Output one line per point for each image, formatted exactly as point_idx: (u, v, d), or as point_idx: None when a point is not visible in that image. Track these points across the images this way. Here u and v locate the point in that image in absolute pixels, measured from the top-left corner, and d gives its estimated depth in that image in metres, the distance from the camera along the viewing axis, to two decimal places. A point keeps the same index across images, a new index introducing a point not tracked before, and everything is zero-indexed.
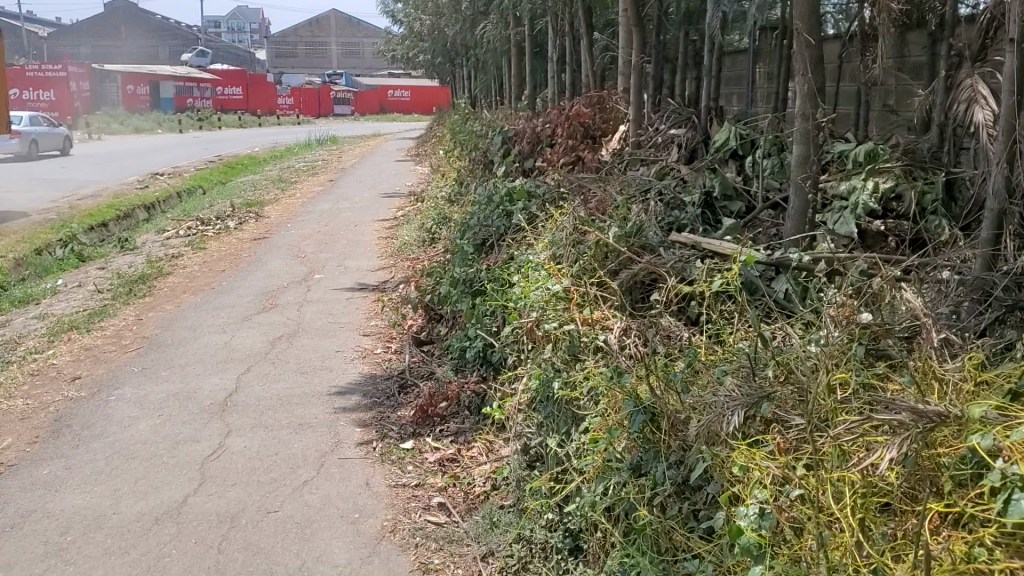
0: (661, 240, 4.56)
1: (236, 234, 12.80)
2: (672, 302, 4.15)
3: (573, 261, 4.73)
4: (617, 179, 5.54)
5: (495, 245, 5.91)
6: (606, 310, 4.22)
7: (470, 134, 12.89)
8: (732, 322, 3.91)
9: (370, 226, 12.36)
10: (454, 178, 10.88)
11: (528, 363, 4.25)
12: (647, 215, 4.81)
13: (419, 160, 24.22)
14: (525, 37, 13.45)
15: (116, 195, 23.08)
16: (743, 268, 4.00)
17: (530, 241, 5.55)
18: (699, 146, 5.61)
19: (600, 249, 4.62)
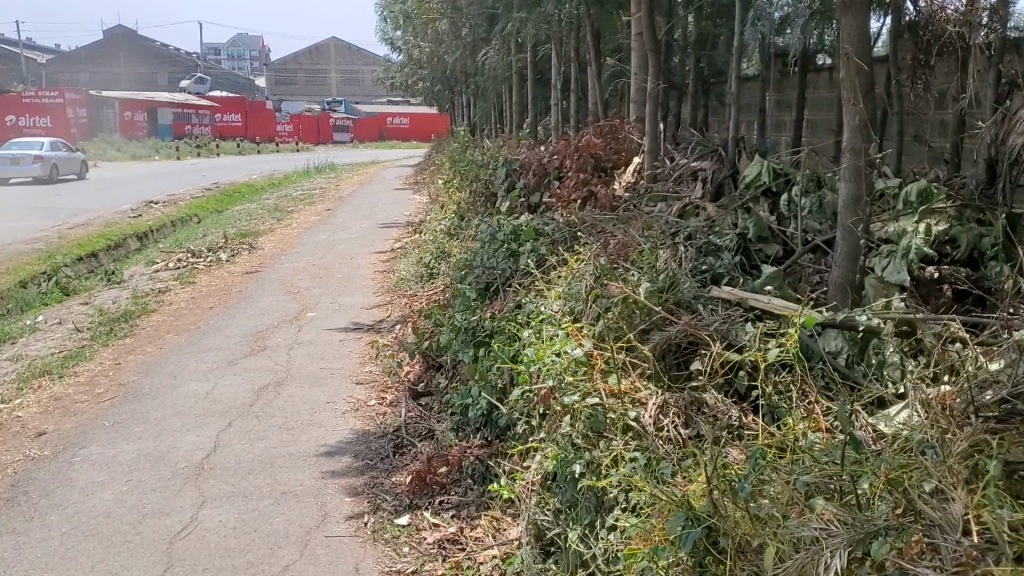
0: (697, 295, 4.10)
1: (226, 267, 12.30)
2: (718, 372, 3.65)
3: (593, 319, 4.23)
4: (638, 221, 5.10)
5: (500, 290, 5.35)
6: (635, 380, 3.73)
7: (471, 164, 12.41)
8: (789, 396, 3.47)
9: (367, 260, 11.85)
10: (454, 210, 10.38)
11: (542, 438, 3.74)
12: (677, 262, 4.35)
13: (419, 188, 23.75)
14: (527, 64, 12.99)
15: (108, 224, 22.64)
16: (800, 331, 3.62)
17: (541, 288, 5.06)
18: (726, 181, 5.22)
19: (627, 306, 4.11)
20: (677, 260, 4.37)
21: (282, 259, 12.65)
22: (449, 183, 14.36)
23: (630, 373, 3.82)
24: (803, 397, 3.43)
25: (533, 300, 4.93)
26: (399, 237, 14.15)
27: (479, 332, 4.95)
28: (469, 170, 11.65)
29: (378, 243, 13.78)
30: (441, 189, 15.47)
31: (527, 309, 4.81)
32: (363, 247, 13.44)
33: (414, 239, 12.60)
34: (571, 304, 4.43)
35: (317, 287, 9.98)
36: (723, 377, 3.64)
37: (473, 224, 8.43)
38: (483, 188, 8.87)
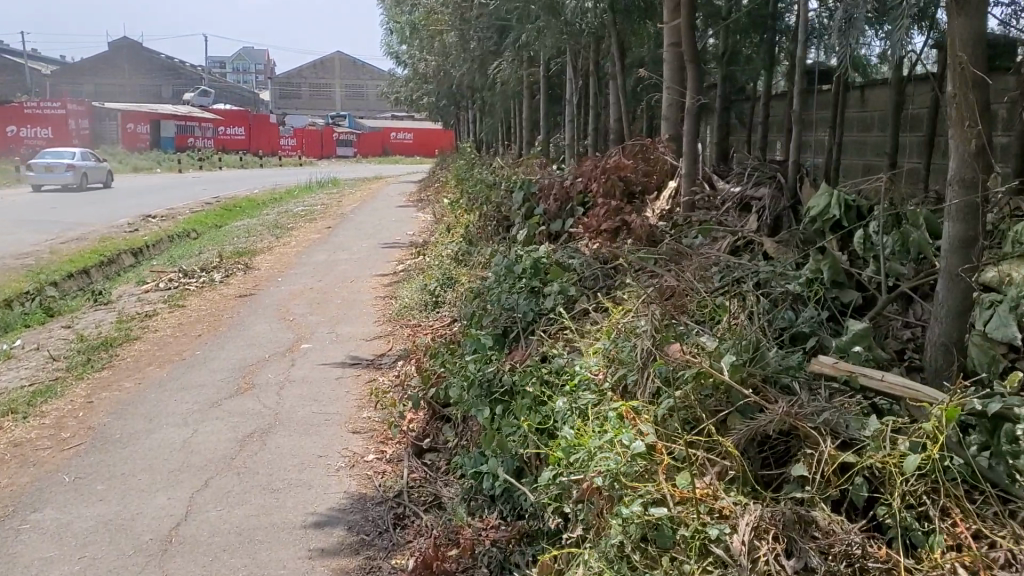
0: (784, 368, 3.61)
1: (219, 288, 11.64)
2: (832, 480, 3.11)
3: (652, 395, 3.66)
4: (692, 260, 4.67)
5: (523, 340, 4.71)
6: (714, 482, 3.16)
7: (479, 182, 11.74)
8: (925, 508, 2.98)
9: (368, 283, 11.18)
10: (462, 233, 9.71)
11: (589, 550, 3.12)
12: (751, 325, 3.89)
13: (423, 205, 23.09)
14: (540, 79, 12.35)
15: (103, 239, 21.96)
16: (939, 426, 3.10)
17: (574, 336, 4.42)
18: (786, 214, 4.86)
19: (699, 381, 3.54)
20: (750, 324, 3.90)
21: (279, 281, 11.97)
22: (456, 202, 13.71)
23: (705, 474, 3.22)
24: (942, 515, 2.96)
25: (565, 354, 4.29)
26: (402, 258, 13.50)
27: (497, 386, 4.30)
28: (478, 190, 11.00)
29: (379, 265, 13.11)
30: (447, 209, 14.82)
31: (558, 366, 4.17)
32: (364, 269, 12.77)
33: (417, 262, 11.93)
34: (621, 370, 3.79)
35: (314, 314, 9.30)
36: (837, 488, 3.10)
37: (484, 251, 7.74)
38: (494, 210, 8.19)
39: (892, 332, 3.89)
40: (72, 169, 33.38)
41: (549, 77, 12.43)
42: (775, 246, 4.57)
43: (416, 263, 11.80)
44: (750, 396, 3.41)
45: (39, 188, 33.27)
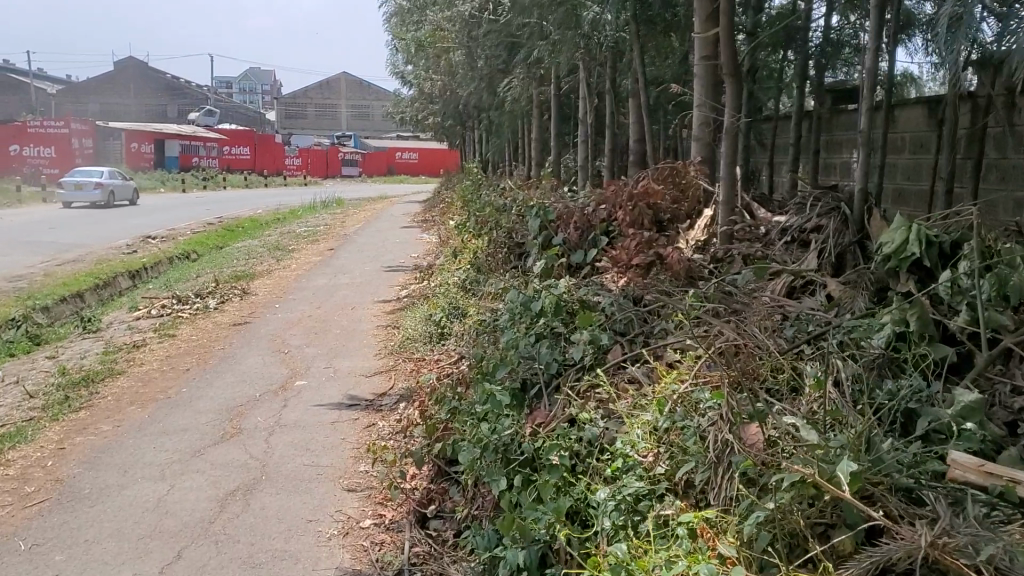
0: (903, 471, 3.02)
1: (213, 316, 11.06)
2: None
3: (724, 489, 3.23)
4: (761, 305, 4.25)
5: (545, 396, 4.31)
6: None
7: (487, 204, 11.16)
8: None
9: (369, 311, 10.55)
10: (469, 259, 9.12)
11: None
12: (839, 392, 3.46)
13: (428, 226, 22.51)
14: (551, 98, 11.80)
15: (99, 261, 21.39)
16: None
17: (607, 396, 4.07)
18: (850, 253, 4.45)
19: (803, 492, 2.95)
20: (852, 407, 3.35)
21: (276, 308, 11.38)
22: (463, 225, 13.13)
23: None
24: None
25: (600, 422, 3.91)
26: (405, 283, 12.91)
27: (513, 453, 3.83)
28: (487, 213, 10.42)
29: (381, 290, 12.48)
30: (453, 232, 14.23)
31: (592, 436, 3.80)
32: (366, 295, 12.15)
33: (421, 289, 11.33)
34: (689, 465, 3.34)
35: (311, 346, 8.69)
36: None
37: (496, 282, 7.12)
38: (505, 236, 7.57)
39: (1000, 399, 3.43)
40: (101, 188, 35.53)
41: (559, 96, 11.89)
42: (842, 287, 4.23)
43: (421, 289, 11.19)
44: (873, 516, 2.80)
45: (70, 205, 35.43)
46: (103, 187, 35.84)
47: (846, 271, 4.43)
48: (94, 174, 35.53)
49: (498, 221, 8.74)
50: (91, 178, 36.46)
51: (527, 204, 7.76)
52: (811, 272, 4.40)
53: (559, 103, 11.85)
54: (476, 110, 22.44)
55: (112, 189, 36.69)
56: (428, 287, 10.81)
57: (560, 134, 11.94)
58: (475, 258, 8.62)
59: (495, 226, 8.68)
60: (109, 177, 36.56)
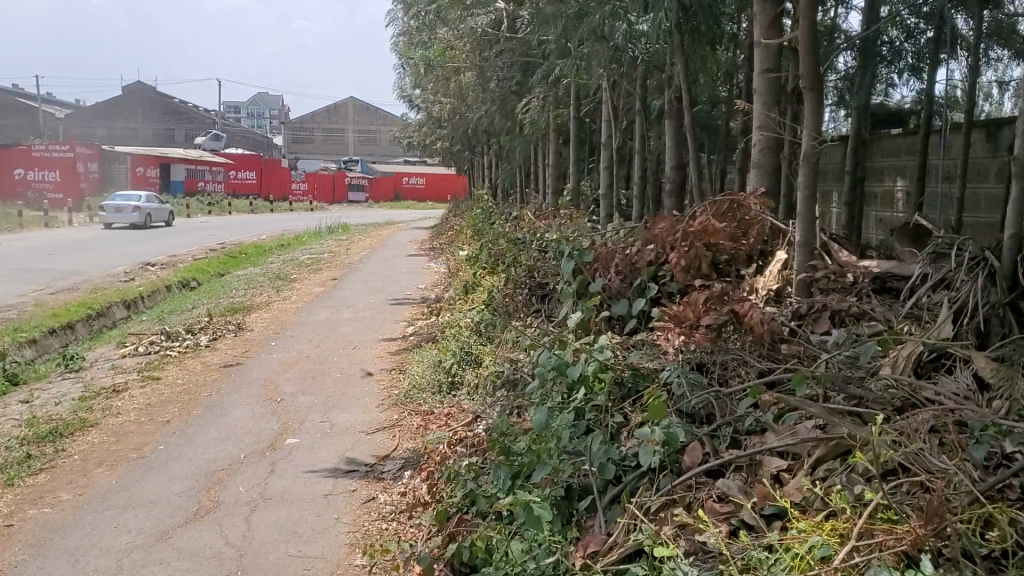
0: None
1: (204, 355, 10.23)
2: None
3: None
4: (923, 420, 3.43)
5: (597, 504, 3.60)
6: None
7: (501, 235, 10.34)
8: None
9: (372, 351, 9.68)
10: (481, 296, 8.28)
11: None
12: None
13: (435, 255, 21.70)
14: (570, 123, 11.02)
15: (94, 290, 20.59)
16: None
17: (688, 520, 3.22)
18: (995, 320, 4.01)
19: None
20: None
21: (272, 346, 10.52)
22: (475, 257, 12.30)
23: None
24: None
25: (686, 558, 3.03)
26: (411, 319, 12.06)
27: None
28: (501, 247, 9.60)
29: (386, 327, 11.62)
30: (463, 265, 13.41)
31: None
32: (370, 331, 11.30)
33: (428, 327, 10.48)
34: None
35: (307, 395, 7.83)
36: None
37: (514, 327, 6.26)
38: (523, 276, 6.79)
39: None
40: (138, 209, 37.64)
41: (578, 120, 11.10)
42: (992, 366, 3.70)
43: (429, 328, 10.33)
44: None
45: (108, 225, 37.38)
46: (140, 209, 37.77)
47: (992, 343, 4.01)
48: (132, 196, 37.51)
49: (515, 255, 7.89)
50: (131, 199, 38.59)
51: (551, 240, 6.95)
52: (952, 346, 3.84)
53: (580, 127, 11.07)
54: (486, 135, 21.68)
55: (148, 211, 38.71)
56: (438, 327, 9.95)
57: (579, 160, 11.14)
58: (490, 298, 7.78)
59: (512, 262, 7.83)
60: (149, 200, 39.04)
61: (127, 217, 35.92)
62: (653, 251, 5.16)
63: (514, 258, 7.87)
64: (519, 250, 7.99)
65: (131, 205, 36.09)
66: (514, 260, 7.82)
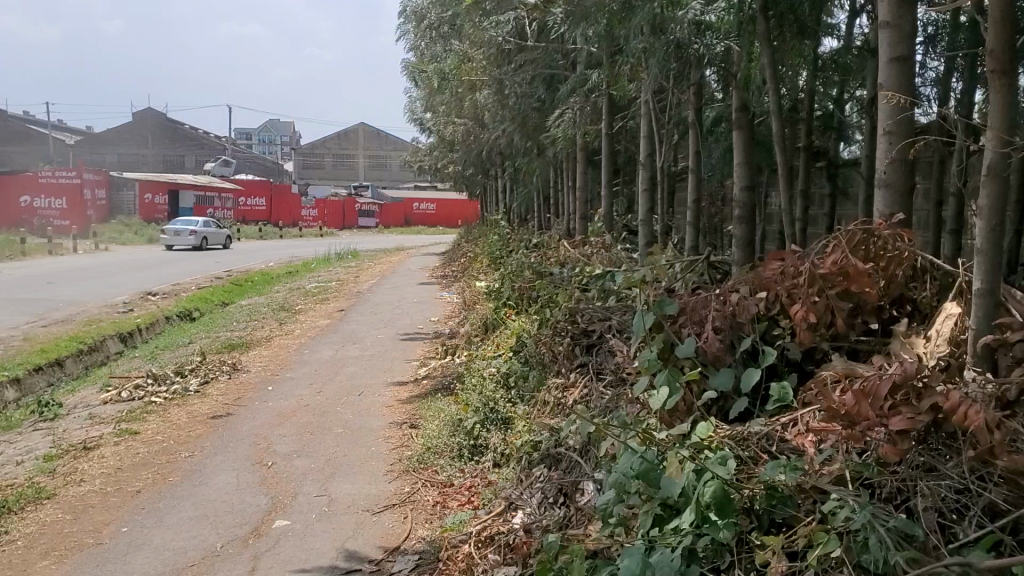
0: None
1: (192, 403, 9.09)
2: None
3: None
4: None
5: None
6: None
7: (527, 267, 9.17)
8: None
9: (381, 399, 8.50)
10: (507, 340, 7.11)
11: None
12: None
13: (448, 284, 20.61)
14: (604, 140, 9.88)
15: (91, 321, 19.61)
16: None
17: None
18: None
19: None
20: None
21: (267, 393, 9.31)
22: (495, 291, 11.15)
23: None
24: None
25: None
26: (424, 358, 10.89)
27: None
28: (528, 281, 8.43)
29: (396, 368, 10.43)
30: (482, 298, 12.24)
31: None
32: (378, 373, 10.11)
33: (444, 372, 9.31)
34: None
35: (304, 457, 6.65)
36: None
37: (556, 386, 5.07)
38: (563, 315, 5.48)
39: None
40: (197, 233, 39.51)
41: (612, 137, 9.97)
42: None
43: (446, 374, 9.15)
44: None
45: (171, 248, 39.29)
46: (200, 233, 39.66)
47: None
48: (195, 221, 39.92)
49: (548, 291, 6.71)
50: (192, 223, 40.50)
51: (593, 279, 5.80)
52: None
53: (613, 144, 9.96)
54: (502, 158, 20.62)
55: (206, 234, 40.55)
56: (455, 374, 8.79)
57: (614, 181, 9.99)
58: (518, 343, 6.63)
59: (545, 299, 6.66)
60: (206, 223, 40.86)
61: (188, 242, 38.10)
62: (757, 302, 3.89)
63: (547, 294, 6.69)
64: (553, 284, 6.81)
65: (192, 230, 38.17)
66: (549, 296, 6.64)
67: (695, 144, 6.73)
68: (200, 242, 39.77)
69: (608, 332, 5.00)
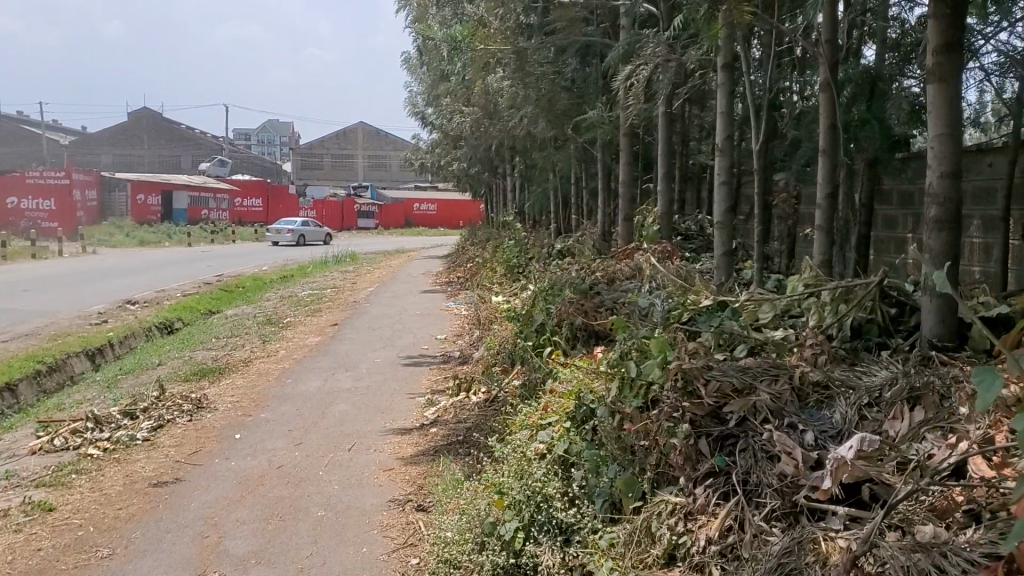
0: None
1: (135, 461, 7.07)
2: None
3: None
4: None
5: None
6: None
7: (567, 282, 7.19)
8: None
9: (379, 459, 6.46)
10: (553, 403, 5.07)
11: None
12: None
13: (454, 293, 18.72)
14: (663, 120, 7.95)
15: (60, 334, 17.71)
16: None
17: None
18: None
19: None
20: None
21: (233, 446, 7.27)
22: (521, 310, 9.14)
23: None
24: None
25: None
26: (430, 393, 8.86)
27: None
28: (574, 307, 6.40)
29: (397, 407, 8.39)
30: (501, 317, 10.24)
31: None
32: (373, 415, 8.08)
33: (461, 421, 7.29)
34: None
35: (265, 566, 4.64)
36: None
37: (672, 505, 3.61)
38: (678, 383, 3.97)
39: None
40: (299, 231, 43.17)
41: (672, 117, 8.04)
42: None
43: (463, 425, 7.13)
44: None
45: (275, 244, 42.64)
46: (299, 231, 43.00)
47: None
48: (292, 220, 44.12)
49: (626, 345, 4.71)
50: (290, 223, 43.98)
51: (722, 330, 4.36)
52: None
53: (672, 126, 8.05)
54: (514, 153, 18.67)
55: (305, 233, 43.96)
56: (476, 429, 6.77)
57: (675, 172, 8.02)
58: (577, 408, 4.60)
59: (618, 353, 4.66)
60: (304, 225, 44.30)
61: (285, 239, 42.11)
62: None
63: (621, 349, 4.70)
64: (629, 330, 4.83)
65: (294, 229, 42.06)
66: (624, 350, 4.66)
67: (827, 109, 5.27)
68: (297, 239, 43.56)
69: (762, 426, 3.60)
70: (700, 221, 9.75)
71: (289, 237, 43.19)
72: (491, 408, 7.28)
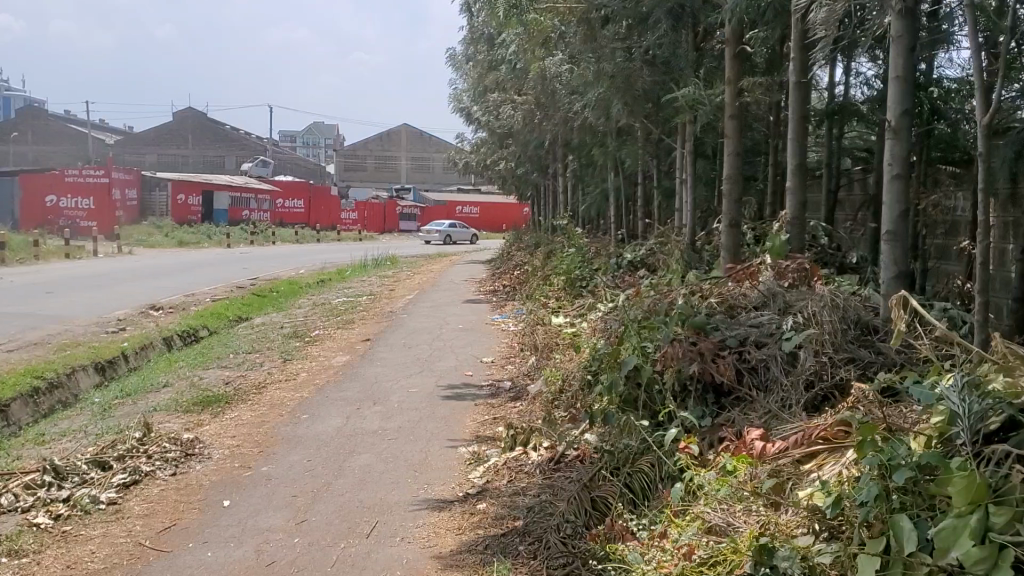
0: None
1: (89, 542, 5.31)
2: None
3: None
4: None
5: None
6: None
7: (668, 310, 5.31)
8: None
9: (406, 558, 4.64)
10: (711, 543, 3.44)
11: None
12: None
13: (501, 304, 16.99)
14: (797, 92, 6.13)
15: (73, 344, 16.14)
16: None
17: None
18: None
19: None
20: None
21: (216, 522, 5.48)
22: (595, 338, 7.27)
23: None
24: None
25: None
26: (475, 441, 7.00)
27: None
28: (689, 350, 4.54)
29: (432, 460, 6.54)
30: (566, 344, 8.38)
31: None
32: (403, 473, 6.25)
33: (519, 495, 5.46)
34: None
35: None
36: None
37: None
38: None
39: None
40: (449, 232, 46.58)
41: (806, 88, 6.29)
42: None
43: (522, 504, 5.26)
44: None
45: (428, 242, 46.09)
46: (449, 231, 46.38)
47: None
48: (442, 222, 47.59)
49: (877, 479, 3.27)
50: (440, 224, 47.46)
51: None
52: None
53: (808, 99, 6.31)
54: (568, 150, 16.91)
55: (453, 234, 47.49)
56: (542, 516, 4.91)
57: (804, 163, 6.21)
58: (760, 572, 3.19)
59: (870, 492, 3.21)
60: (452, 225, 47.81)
61: (434, 237, 45.30)
62: None
63: (874, 483, 3.24)
64: (885, 445, 3.35)
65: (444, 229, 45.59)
66: (887, 490, 3.21)
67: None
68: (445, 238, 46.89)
69: None
70: (812, 228, 7.85)
71: (438, 236, 46.66)
72: (560, 478, 5.45)
